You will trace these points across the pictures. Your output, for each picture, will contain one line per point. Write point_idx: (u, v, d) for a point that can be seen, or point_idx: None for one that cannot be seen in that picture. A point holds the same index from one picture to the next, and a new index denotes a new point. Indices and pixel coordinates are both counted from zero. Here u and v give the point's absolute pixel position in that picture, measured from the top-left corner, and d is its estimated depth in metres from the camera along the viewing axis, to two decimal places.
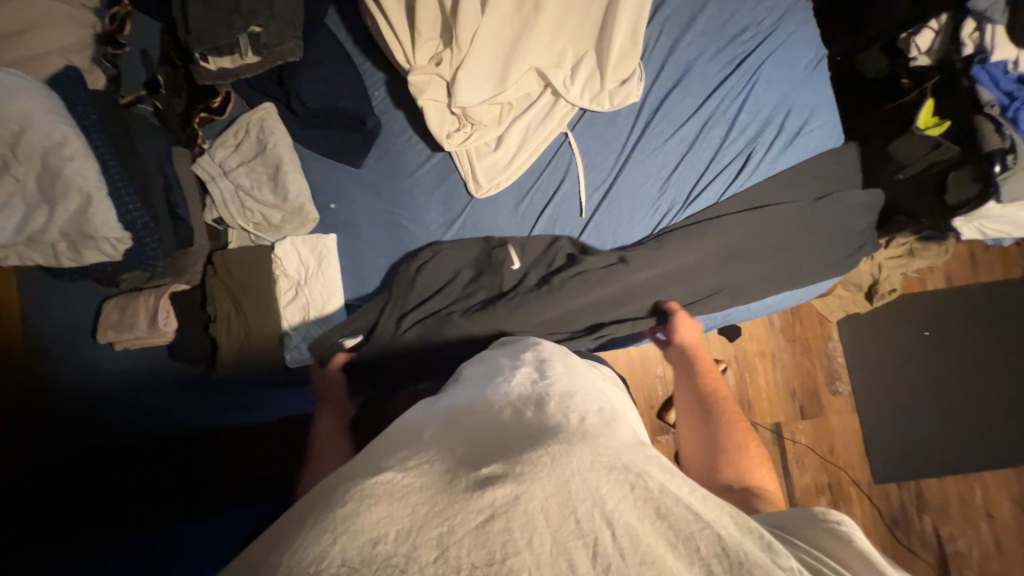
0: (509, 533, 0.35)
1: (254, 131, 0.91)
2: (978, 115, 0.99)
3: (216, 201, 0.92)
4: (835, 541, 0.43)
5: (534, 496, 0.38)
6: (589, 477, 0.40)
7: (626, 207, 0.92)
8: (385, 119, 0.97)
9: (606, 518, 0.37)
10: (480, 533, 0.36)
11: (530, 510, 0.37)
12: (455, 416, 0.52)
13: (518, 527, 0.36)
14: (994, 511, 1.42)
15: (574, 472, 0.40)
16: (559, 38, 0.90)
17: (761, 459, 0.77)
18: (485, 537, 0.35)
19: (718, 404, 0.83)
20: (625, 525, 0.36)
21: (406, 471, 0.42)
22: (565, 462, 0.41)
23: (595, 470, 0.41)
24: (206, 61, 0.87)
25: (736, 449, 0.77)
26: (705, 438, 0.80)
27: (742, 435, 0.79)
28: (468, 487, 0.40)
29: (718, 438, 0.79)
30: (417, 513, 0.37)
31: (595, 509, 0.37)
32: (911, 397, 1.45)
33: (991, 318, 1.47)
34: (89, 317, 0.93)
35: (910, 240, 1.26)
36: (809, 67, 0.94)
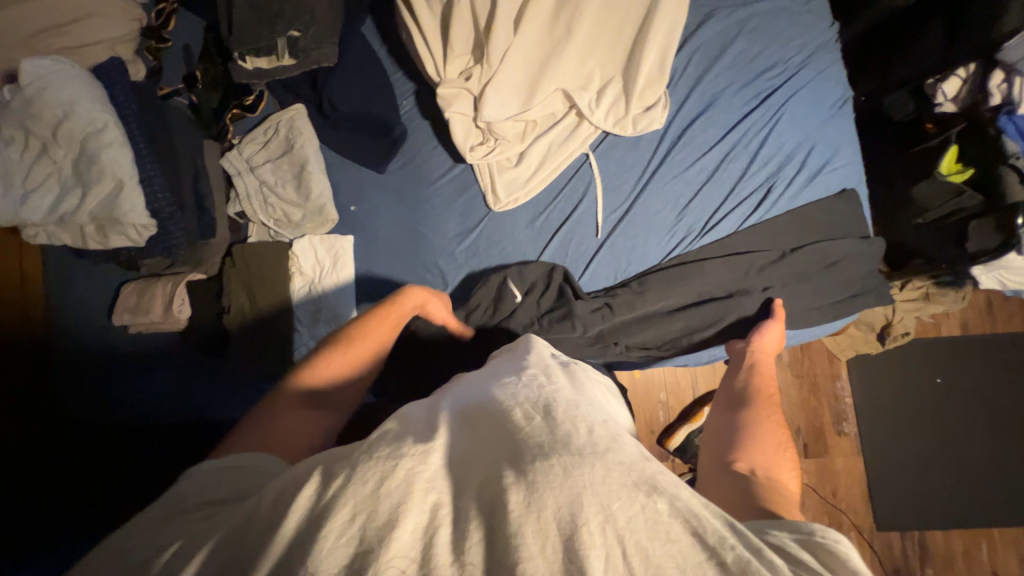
0: (519, 537, 0.35)
1: (283, 130, 0.94)
2: (1003, 166, 0.98)
3: (240, 194, 0.94)
4: (839, 562, 0.42)
5: (546, 504, 0.37)
6: (602, 491, 0.39)
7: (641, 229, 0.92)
8: (411, 127, 0.99)
9: (617, 536, 0.36)
10: (492, 540, 0.36)
11: (542, 518, 0.37)
12: (461, 418, 0.50)
13: (528, 531, 0.36)
14: (1002, 569, 1.37)
15: (587, 485, 0.39)
16: (588, 62, 0.91)
17: (789, 475, 0.68)
18: (498, 541, 0.36)
19: (765, 407, 0.78)
20: (637, 545, 0.36)
21: (421, 458, 0.41)
22: (577, 474, 0.39)
23: (608, 485, 0.39)
24: (244, 60, 0.89)
25: (767, 446, 0.70)
26: (733, 428, 0.74)
27: (783, 449, 0.71)
28: (482, 494, 0.40)
29: (749, 430, 0.73)
30: (435, 514, 0.38)
31: (606, 525, 0.37)
32: (919, 443, 1.42)
33: (1008, 369, 1.44)
34: (107, 298, 0.95)
35: (927, 283, 1.25)
36: (835, 106, 0.95)
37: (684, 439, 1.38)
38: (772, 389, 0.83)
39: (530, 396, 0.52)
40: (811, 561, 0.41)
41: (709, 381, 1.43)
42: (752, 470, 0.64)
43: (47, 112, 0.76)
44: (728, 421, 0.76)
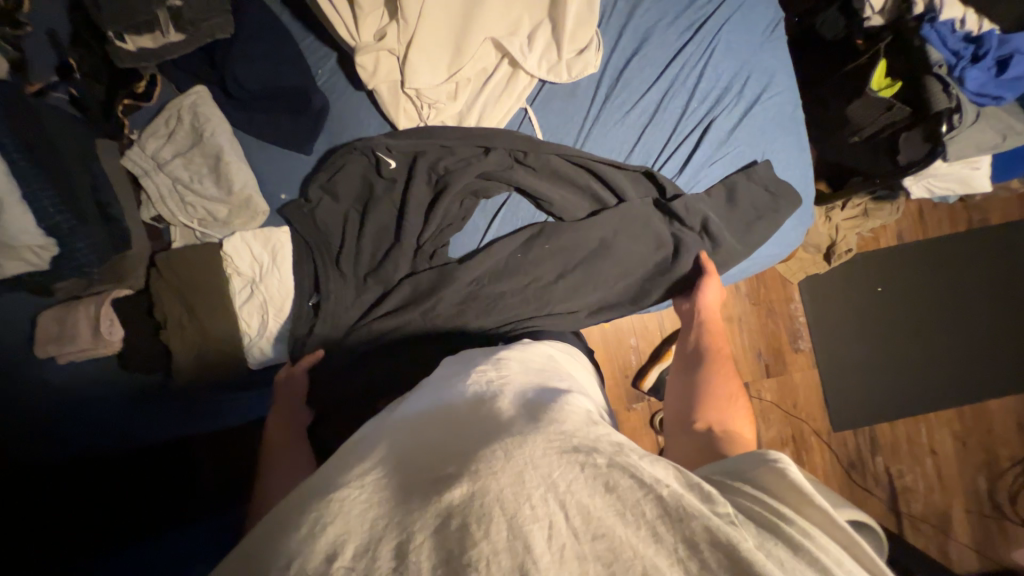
0: (465, 529, 0.35)
1: (187, 118, 0.84)
2: (928, 76, 1.01)
3: (153, 196, 0.85)
4: (780, 486, 0.42)
5: (490, 489, 0.38)
6: (542, 464, 0.41)
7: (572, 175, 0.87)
8: (335, 98, 0.90)
9: (559, 501, 0.37)
10: (440, 535, 0.35)
11: (486, 504, 0.37)
12: (411, 426, 0.52)
13: (474, 523, 0.36)
14: (938, 447, 1.55)
15: (528, 462, 0.41)
16: (513, 7, 0.84)
17: (743, 426, 0.73)
18: (444, 538, 0.35)
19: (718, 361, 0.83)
20: (578, 505, 0.37)
21: (360, 484, 0.42)
22: (518, 454, 0.42)
23: (547, 457, 0.42)
24: (123, 41, 0.78)
25: (721, 401, 0.76)
26: (687, 381, 0.81)
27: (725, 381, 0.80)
28: (423, 496, 0.40)
29: (705, 388, 0.78)
30: (376, 527, 0.37)
31: (548, 494, 0.38)
32: (865, 349, 1.54)
33: (939, 271, 1.56)
34: (25, 330, 0.86)
35: (864, 200, 1.31)
36: (768, 30, 0.93)
37: (656, 379, 1.45)
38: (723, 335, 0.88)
39: (476, 395, 0.55)
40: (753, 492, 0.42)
41: (674, 320, 1.49)
42: (709, 427, 0.71)
43: None
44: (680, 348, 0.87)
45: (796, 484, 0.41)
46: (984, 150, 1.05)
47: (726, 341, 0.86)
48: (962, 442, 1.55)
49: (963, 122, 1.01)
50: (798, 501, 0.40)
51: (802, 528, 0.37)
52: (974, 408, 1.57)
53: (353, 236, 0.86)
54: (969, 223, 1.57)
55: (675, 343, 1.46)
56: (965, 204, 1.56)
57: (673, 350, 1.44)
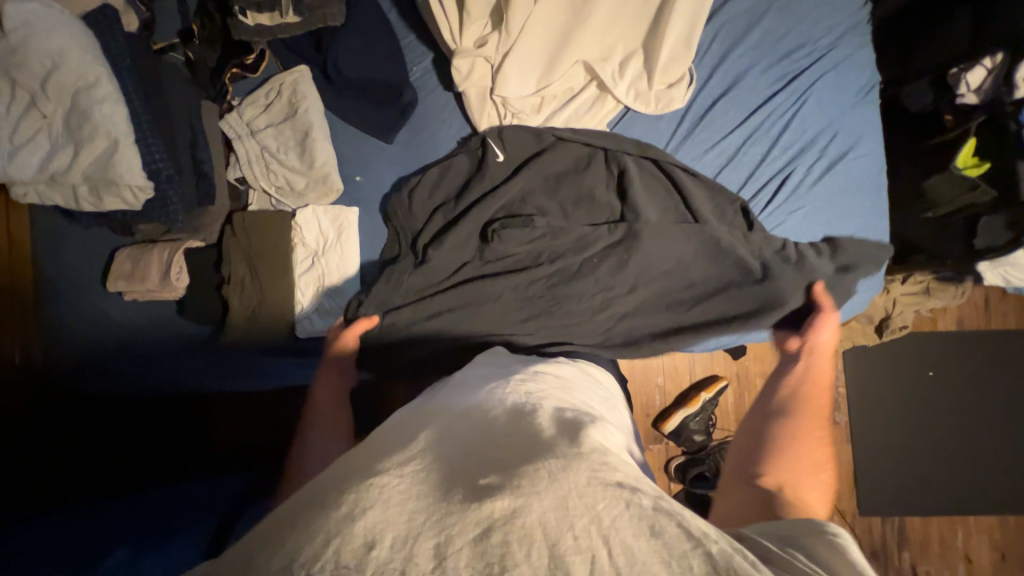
0: (505, 546, 0.34)
1: (286, 93, 0.90)
2: (1020, 161, 0.98)
3: (240, 160, 0.90)
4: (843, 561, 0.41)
5: (532, 509, 0.37)
6: (587, 492, 0.39)
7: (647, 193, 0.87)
8: (423, 95, 0.94)
9: (603, 535, 0.35)
10: (479, 545, 0.35)
11: (528, 524, 0.36)
12: (448, 427, 0.51)
13: (514, 541, 0.35)
14: (974, 554, 1.43)
15: (573, 488, 0.39)
16: (610, 33, 0.86)
17: (818, 496, 0.62)
18: (483, 550, 0.34)
19: (810, 416, 0.73)
20: (622, 543, 0.35)
21: (399, 475, 0.41)
22: (562, 478, 0.40)
23: (592, 487, 0.39)
24: (244, 16, 0.84)
25: (802, 458, 0.66)
26: (762, 441, 0.69)
27: (813, 441, 0.69)
28: (464, 496, 0.39)
29: (786, 443, 0.68)
30: (414, 523, 0.36)
31: (592, 526, 0.36)
32: (907, 433, 1.45)
33: (999, 365, 1.47)
34: (101, 264, 0.91)
35: (928, 279, 1.26)
36: (860, 93, 0.92)
37: (679, 423, 1.41)
38: (823, 403, 0.76)
39: (515, 403, 0.54)
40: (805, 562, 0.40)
41: (706, 367, 1.45)
42: (779, 486, 0.61)
43: (36, 63, 0.75)
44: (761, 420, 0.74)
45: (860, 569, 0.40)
46: None
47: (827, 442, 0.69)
48: (1001, 554, 1.43)
49: None
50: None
51: None
52: (1020, 520, 1.45)
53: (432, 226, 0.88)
54: None
55: (704, 390, 1.42)
56: None
57: (702, 397, 1.40)
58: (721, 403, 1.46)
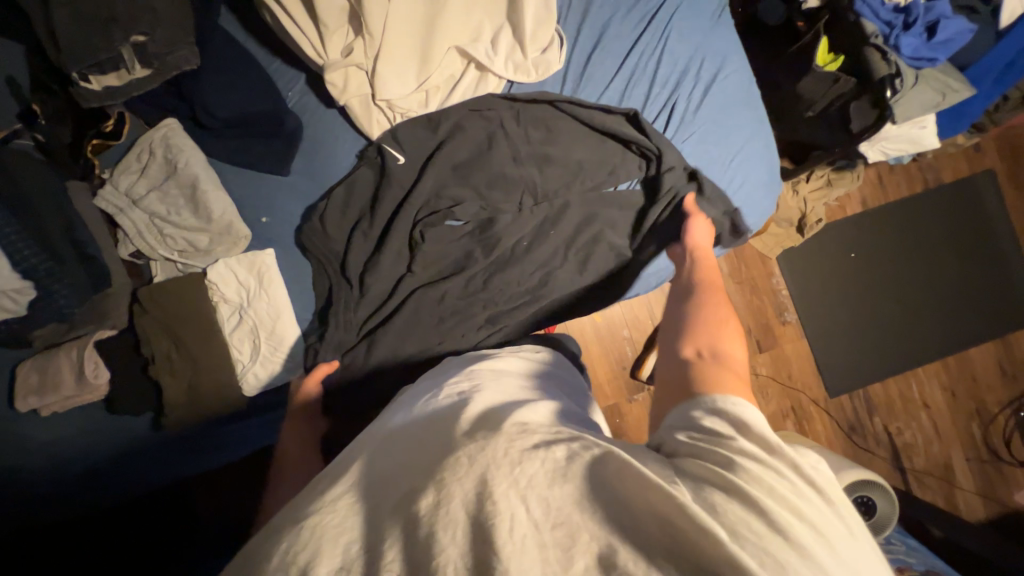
0: (432, 535, 0.35)
1: (160, 152, 0.84)
2: (867, 47, 1.07)
3: (130, 233, 0.84)
4: (737, 423, 0.45)
5: (455, 495, 0.38)
6: (503, 461, 0.40)
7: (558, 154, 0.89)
8: (307, 118, 0.91)
9: (521, 495, 0.38)
10: (409, 545, 0.36)
11: (453, 509, 0.37)
12: (380, 447, 0.49)
13: (440, 528, 0.36)
14: (930, 400, 1.59)
15: (491, 463, 0.40)
16: (473, 13, 0.87)
17: (736, 347, 0.63)
18: (414, 548, 0.35)
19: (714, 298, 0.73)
20: (539, 496, 0.38)
21: (330, 510, 0.40)
22: (481, 457, 0.41)
23: (509, 455, 0.41)
24: (87, 81, 0.78)
25: (712, 327, 0.65)
26: (678, 322, 0.69)
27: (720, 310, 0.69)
28: (392, 511, 0.39)
29: (694, 318, 0.68)
30: (348, 551, 0.36)
31: (511, 489, 0.38)
32: (848, 313, 1.59)
33: (904, 230, 1.63)
34: (3, 385, 0.82)
35: (826, 171, 1.37)
36: (715, 16, 0.98)
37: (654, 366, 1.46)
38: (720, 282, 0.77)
39: (444, 404, 0.53)
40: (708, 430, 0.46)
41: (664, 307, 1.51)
42: (698, 352, 0.61)
43: None
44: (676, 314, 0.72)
45: (747, 423, 0.45)
46: (928, 109, 1.11)
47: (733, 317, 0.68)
48: (951, 392, 1.60)
49: (904, 84, 1.07)
50: (753, 437, 0.43)
51: (751, 466, 0.40)
52: (957, 358, 1.63)
53: (356, 243, 0.86)
54: (925, 182, 1.65)
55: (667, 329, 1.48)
56: (918, 164, 1.64)
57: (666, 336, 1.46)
58: None
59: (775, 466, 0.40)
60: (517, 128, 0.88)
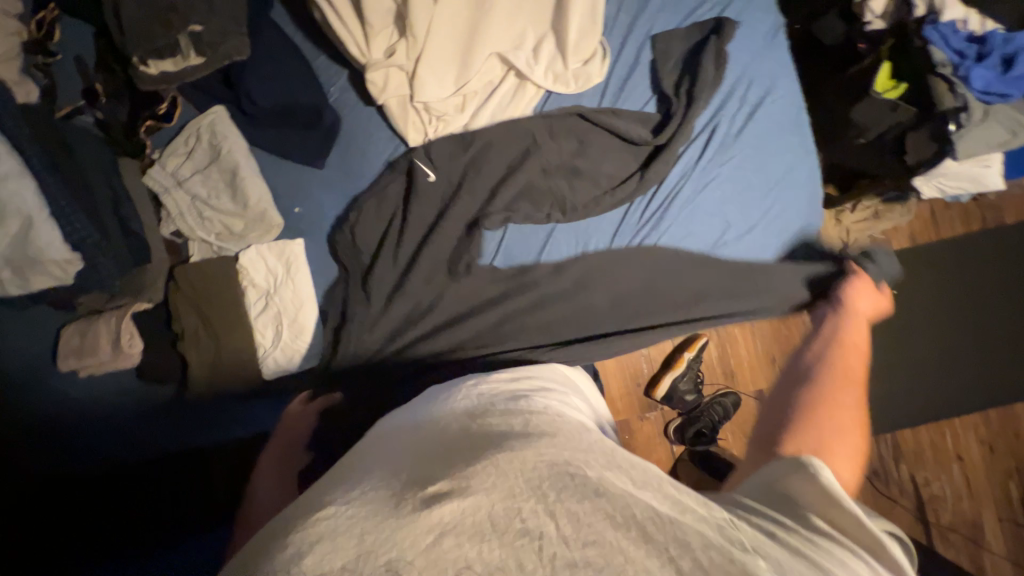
0: (457, 545, 0.33)
1: (205, 137, 0.88)
2: (933, 76, 1.01)
3: (172, 213, 0.87)
4: (816, 491, 0.42)
5: (481, 505, 0.36)
6: (533, 475, 0.38)
7: (591, 168, 0.89)
8: (345, 114, 0.92)
9: (550, 512, 0.35)
10: (430, 552, 0.33)
11: (478, 519, 0.35)
12: (400, 446, 0.48)
13: (465, 537, 0.34)
14: (965, 454, 1.49)
15: (519, 474, 0.39)
16: (517, 20, 0.86)
17: (843, 461, 0.54)
18: (435, 555, 0.32)
19: (838, 386, 0.64)
20: (568, 513, 0.35)
21: (348, 503, 0.39)
22: (509, 467, 0.40)
23: (538, 469, 0.39)
24: (145, 66, 0.82)
25: (824, 429, 0.56)
26: (784, 411, 0.60)
27: (842, 411, 0.59)
28: (413, 506, 0.37)
29: (806, 409, 0.59)
30: (362, 543, 0.34)
31: (539, 506, 0.36)
32: (883, 351, 1.51)
33: (955, 270, 1.53)
34: (48, 344, 0.88)
35: (874, 202, 1.30)
36: (769, 36, 0.94)
37: (669, 387, 1.42)
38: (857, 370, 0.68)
39: (467, 409, 0.53)
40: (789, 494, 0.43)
41: None
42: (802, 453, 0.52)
43: None
44: (784, 397, 0.63)
45: (831, 496, 0.42)
46: (995, 146, 1.04)
47: (852, 417, 0.59)
48: (989, 447, 1.50)
49: (971, 119, 1.00)
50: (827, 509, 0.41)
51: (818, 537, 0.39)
52: (1000, 412, 1.52)
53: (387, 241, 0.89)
54: (984, 222, 1.54)
55: (687, 350, 1.45)
56: (979, 202, 1.54)
57: (685, 357, 1.42)
58: (706, 360, 1.49)
59: (847, 545, 0.38)
60: (550, 144, 0.87)
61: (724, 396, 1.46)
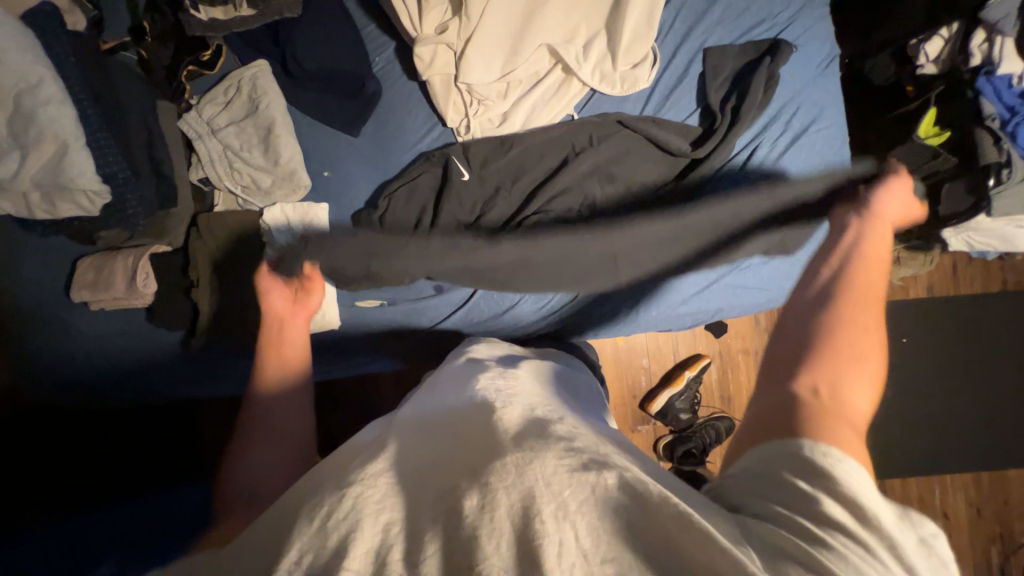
0: (476, 539, 0.34)
1: (246, 89, 0.87)
2: (977, 128, 1.01)
3: (202, 160, 0.88)
4: (834, 498, 0.38)
5: (501, 504, 0.36)
6: (553, 480, 0.38)
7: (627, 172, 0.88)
8: (386, 86, 0.92)
9: (569, 520, 0.34)
10: (449, 545, 0.34)
11: (498, 519, 0.35)
12: (419, 434, 0.49)
13: (485, 534, 0.34)
14: (952, 512, 1.49)
15: (540, 478, 0.38)
16: (572, 15, 0.85)
17: (858, 395, 0.51)
18: (453, 550, 0.34)
19: (859, 304, 0.58)
20: (589, 525, 0.35)
21: (369, 486, 0.39)
22: (529, 471, 0.39)
23: (558, 474, 0.38)
24: (196, 11, 0.82)
25: (844, 359, 0.52)
26: (800, 335, 0.55)
27: (861, 336, 0.54)
28: (436, 505, 0.38)
29: (824, 336, 0.54)
30: (386, 534, 0.35)
31: (560, 512, 0.35)
32: (884, 397, 1.50)
33: (968, 328, 1.52)
34: (64, 274, 0.88)
35: (898, 248, 1.28)
36: (822, 66, 0.93)
37: (665, 403, 1.42)
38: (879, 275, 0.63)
39: (484, 400, 0.52)
40: (810, 505, 0.37)
41: (690, 346, 1.47)
42: (815, 390, 0.49)
43: None
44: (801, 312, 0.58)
45: (843, 496, 0.38)
46: None
47: (873, 347, 0.54)
48: (976, 508, 1.49)
49: (1012, 177, 0.99)
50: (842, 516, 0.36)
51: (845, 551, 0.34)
52: (993, 475, 1.51)
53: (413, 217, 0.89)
54: (1004, 283, 1.53)
55: (688, 369, 1.44)
56: (1002, 263, 1.52)
57: (685, 376, 1.42)
58: (705, 381, 1.49)
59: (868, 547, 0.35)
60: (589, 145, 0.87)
61: (719, 420, 1.45)
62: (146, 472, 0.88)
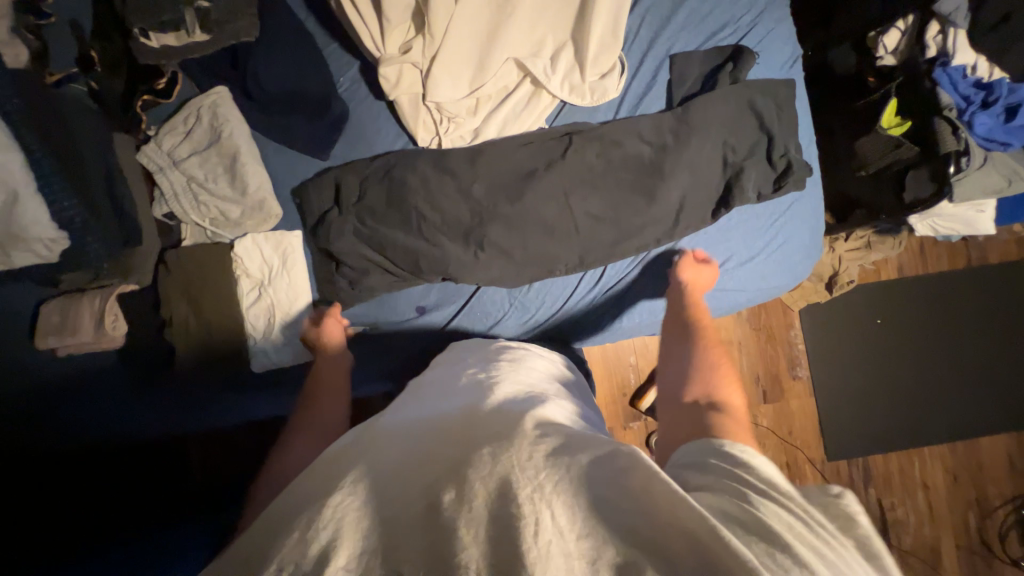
0: (458, 527, 0.36)
1: (206, 117, 0.84)
2: (938, 117, 1.02)
3: (166, 194, 0.85)
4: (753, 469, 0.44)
5: (480, 493, 0.39)
6: (529, 467, 0.41)
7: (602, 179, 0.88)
8: (354, 106, 0.90)
9: (544, 501, 0.37)
10: (435, 533, 0.36)
11: (478, 507, 0.38)
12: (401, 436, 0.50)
13: (465, 523, 0.36)
14: (931, 482, 1.55)
15: (517, 465, 0.41)
16: (538, 27, 0.85)
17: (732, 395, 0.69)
18: (438, 538, 0.36)
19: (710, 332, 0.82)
20: (562, 503, 0.38)
21: (352, 491, 0.40)
22: (507, 459, 0.42)
23: (534, 460, 0.41)
24: (147, 38, 0.78)
25: (712, 376, 0.72)
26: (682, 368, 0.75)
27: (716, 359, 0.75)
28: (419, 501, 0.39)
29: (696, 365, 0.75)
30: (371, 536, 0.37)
31: (535, 494, 0.38)
32: (863, 377, 1.55)
33: (938, 305, 1.58)
34: (24, 320, 0.84)
35: (868, 233, 1.32)
36: (785, 66, 0.94)
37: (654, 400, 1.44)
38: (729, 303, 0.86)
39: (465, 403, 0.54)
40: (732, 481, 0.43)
41: None
42: (697, 401, 0.66)
43: None
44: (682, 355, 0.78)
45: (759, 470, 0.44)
46: (990, 193, 1.06)
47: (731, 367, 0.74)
48: (953, 476, 1.56)
49: (971, 164, 1.02)
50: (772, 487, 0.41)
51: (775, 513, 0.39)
52: (967, 444, 1.58)
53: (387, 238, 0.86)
54: (969, 260, 1.59)
55: None
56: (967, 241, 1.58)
57: None
58: None
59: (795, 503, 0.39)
60: (562, 157, 0.87)
61: None
62: (130, 516, 0.83)
